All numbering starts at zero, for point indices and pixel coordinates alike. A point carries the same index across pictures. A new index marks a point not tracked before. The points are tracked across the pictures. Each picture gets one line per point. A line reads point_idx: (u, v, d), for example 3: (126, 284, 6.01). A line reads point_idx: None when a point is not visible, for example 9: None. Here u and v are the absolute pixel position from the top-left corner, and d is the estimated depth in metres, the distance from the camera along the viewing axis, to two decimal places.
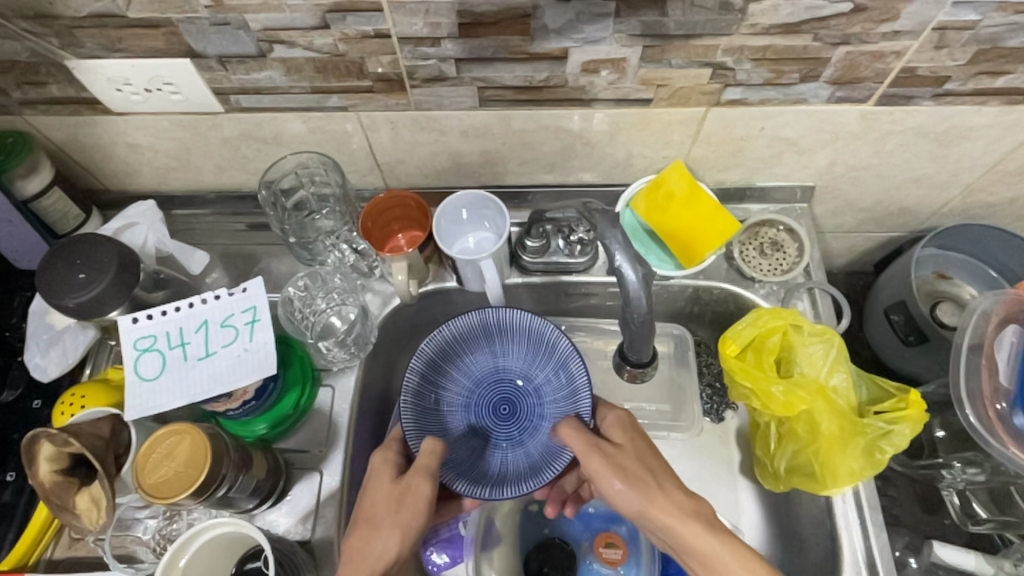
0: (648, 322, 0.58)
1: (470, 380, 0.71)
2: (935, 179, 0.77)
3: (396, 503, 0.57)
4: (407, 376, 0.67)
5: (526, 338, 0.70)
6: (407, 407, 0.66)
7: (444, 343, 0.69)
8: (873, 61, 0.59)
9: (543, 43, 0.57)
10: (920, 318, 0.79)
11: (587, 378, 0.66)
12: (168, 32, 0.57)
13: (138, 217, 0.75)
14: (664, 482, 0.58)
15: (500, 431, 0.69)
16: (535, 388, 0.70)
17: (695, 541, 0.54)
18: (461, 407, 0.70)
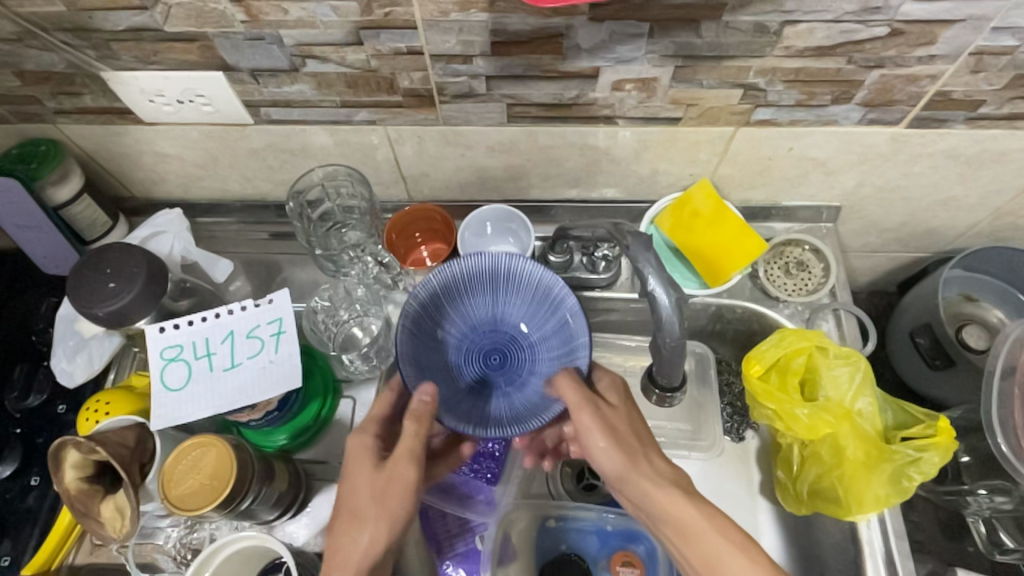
0: (680, 347, 0.58)
1: (466, 324, 0.66)
2: (963, 201, 0.76)
3: (380, 493, 0.53)
4: (409, 302, 0.62)
5: (534, 288, 0.64)
6: (404, 332, 0.61)
7: (452, 278, 0.63)
8: (907, 84, 0.59)
9: (575, 62, 0.57)
10: (947, 340, 0.79)
11: (590, 339, 0.61)
12: (203, 46, 0.58)
13: (165, 225, 0.76)
14: (647, 449, 0.58)
15: (489, 379, 0.65)
16: (531, 343, 0.65)
17: (676, 507, 0.54)
18: (454, 349, 0.65)
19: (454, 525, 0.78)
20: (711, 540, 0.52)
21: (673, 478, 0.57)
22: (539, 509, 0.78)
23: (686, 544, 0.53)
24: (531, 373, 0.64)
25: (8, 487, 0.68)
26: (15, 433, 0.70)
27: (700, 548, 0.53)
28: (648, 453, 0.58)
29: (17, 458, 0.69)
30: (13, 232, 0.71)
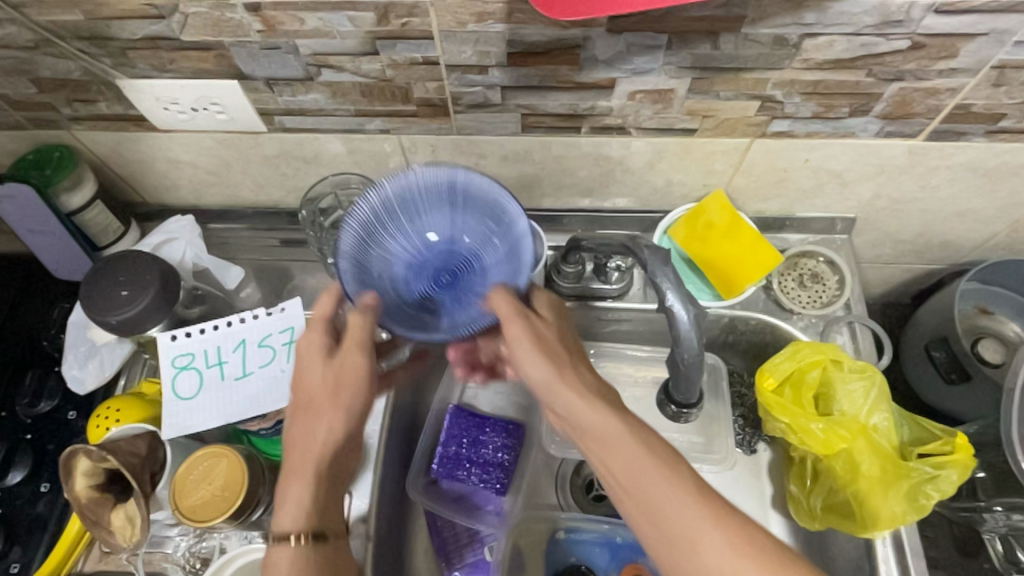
0: (699, 362, 0.57)
1: (420, 241, 0.59)
2: (980, 214, 0.75)
3: (336, 387, 0.53)
4: (358, 205, 0.56)
5: (490, 206, 0.57)
6: (348, 233, 0.55)
7: (408, 187, 0.57)
8: (927, 97, 0.58)
9: (591, 73, 0.57)
10: (962, 354, 0.79)
11: (532, 258, 0.54)
12: (219, 55, 0.58)
13: (177, 232, 0.76)
14: (580, 368, 0.54)
15: (432, 299, 0.58)
16: (482, 266, 0.58)
17: (617, 432, 0.50)
18: (403, 264, 0.58)
19: (463, 533, 0.77)
20: (653, 469, 0.48)
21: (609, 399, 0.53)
22: (552, 520, 0.76)
23: (623, 470, 0.49)
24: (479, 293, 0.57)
25: (18, 493, 0.68)
26: (25, 439, 0.70)
27: (636, 475, 0.48)
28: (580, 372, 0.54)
29: (28, 464, 0.69)
30: (26, 237, 0.71)
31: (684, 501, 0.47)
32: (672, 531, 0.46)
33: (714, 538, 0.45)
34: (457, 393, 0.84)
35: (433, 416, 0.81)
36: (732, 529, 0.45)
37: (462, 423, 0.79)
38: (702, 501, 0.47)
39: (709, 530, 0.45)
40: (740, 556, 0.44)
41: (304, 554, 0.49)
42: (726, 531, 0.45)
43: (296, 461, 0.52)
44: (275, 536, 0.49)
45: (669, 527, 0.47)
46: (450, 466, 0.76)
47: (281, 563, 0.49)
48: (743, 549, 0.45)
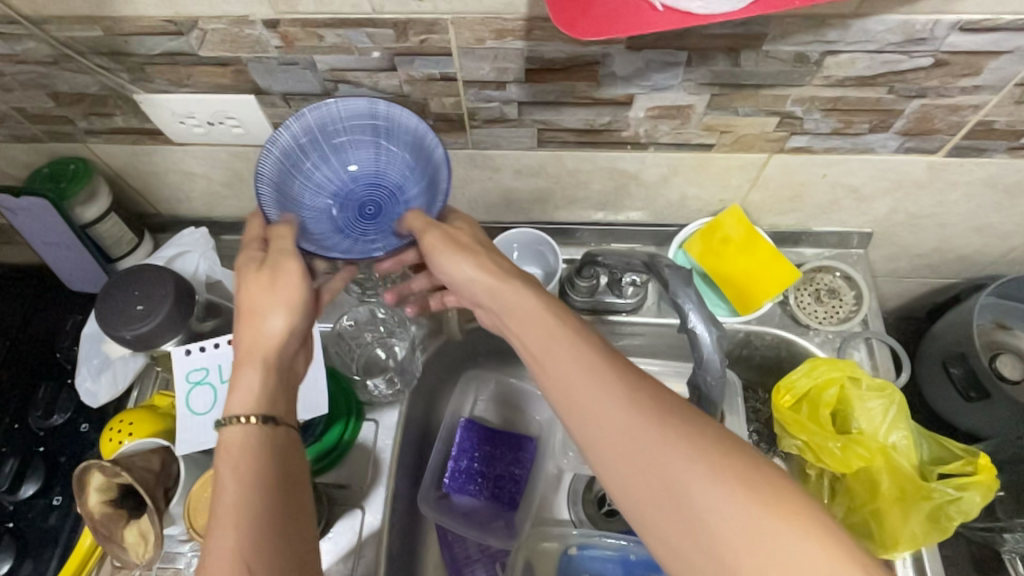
0: (721, 383, 0.56)
1: (344, 174, 0.58)
2: (998, 229, 0.75)
3: (276, 288, 0.51)
4: (279, 131, 0.54)
5: (414, 141, 0.56)
6: (270, 159, 0.54)
7: (330, 118, 0.56)
8: (948, 114, 0.57)
9: (610, 89, 0.57)
10: (981, 371, 0.77)
11: (449, 185, 0.54)
12: (237, 70, 0.58)
13: (191, 244, 0.76)
14: (506, 271, 0.54)
15: (353, 229, 0.57)
16: (405, 201, 0.57)
17: (547, 328, 0.50)
18: (327, 195, 0.57)
19: (473, 549, 0.76)
20: (585, 364, 0.47)
21: (539, 295, 0.52)
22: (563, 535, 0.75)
23: (553, 365, 0.49)
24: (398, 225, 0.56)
25: (30, 507, 0.68)
26: (37, 452, 0.70)
27: (563, 367, 0.48)
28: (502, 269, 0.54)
29: (41, 477, 0.69)
30: (40, 249, 0.72)
31: (614, 393, 0.45)
32: (599, 421, 0.45)
33: (641, 428, 0.44)
34: (470, 405, 0.84)
35: (444, 430, 0.80)
36: (665, 416, 0.44)
37: (477, 437, 0.79)
38: (631, 397, 0.45)
39: (638, 420, 0.44)
40: (668, 443, 0.43)
41: (261, 436, 0.47)
42: (655, 420, 0.44)
43: (245, 354, 0.50)
44: (224, 420, 0.47)
45: (596, 417, 0.45)
46: (462, 480, 0.76)
47: (235, 442, 0.46)
48: (671, 436, 0.43)
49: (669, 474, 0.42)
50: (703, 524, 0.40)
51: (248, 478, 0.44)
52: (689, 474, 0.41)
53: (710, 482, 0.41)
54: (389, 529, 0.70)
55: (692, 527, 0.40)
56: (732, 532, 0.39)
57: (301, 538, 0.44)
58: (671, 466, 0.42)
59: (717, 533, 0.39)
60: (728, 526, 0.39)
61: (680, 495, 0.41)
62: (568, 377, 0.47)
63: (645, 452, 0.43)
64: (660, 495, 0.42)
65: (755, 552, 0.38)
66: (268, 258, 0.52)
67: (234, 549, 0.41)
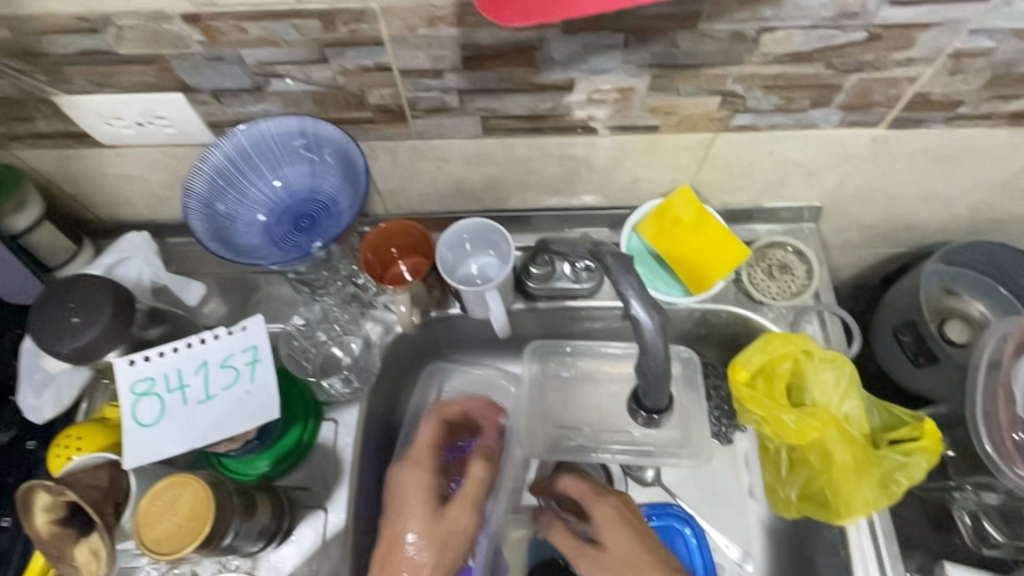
0: (665, 369, 0.56)
1: (282, 189, 0.63)
2: (943, 197, 0.76)
3: (443, 539, 0.67)
4: (209, 151, 0.59)
5: (342, 155, 0.61)
6: (201, 176, 0.59)
7: (260, 137, 0.60)
8: (886, 87, 0.58)
9: (549, 74, 0.56)
10: (931, 338, 0.80)
11: (365, 196, 0.58)
12: (160, 68, 0.55)
13: (132, 250, 0.73)
14: (626, 518, 0.64)
15: (288, 240, 0.62)
16: (335, 212, 0.62)
17: (619, 549, 0.61)
18: (264, 209, 0.63)
19: None
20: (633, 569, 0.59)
21: (617, 515, 0.64)
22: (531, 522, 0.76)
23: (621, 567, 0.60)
24: (328, 234, 0.61)
25: None
26: None
27: (620, 546, 0.62)
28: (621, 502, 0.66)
29: None
30: None
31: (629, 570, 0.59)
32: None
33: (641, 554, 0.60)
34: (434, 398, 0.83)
35: (409, 424, 0.80)
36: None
37: None
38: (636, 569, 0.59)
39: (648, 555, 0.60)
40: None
41: None
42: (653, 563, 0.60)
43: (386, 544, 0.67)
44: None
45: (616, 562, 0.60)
46: None
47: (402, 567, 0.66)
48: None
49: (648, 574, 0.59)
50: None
51: None
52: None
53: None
54: (354, 528, 0.69)
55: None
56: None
57: None
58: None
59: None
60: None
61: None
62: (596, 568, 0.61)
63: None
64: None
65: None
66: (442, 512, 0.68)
67: None
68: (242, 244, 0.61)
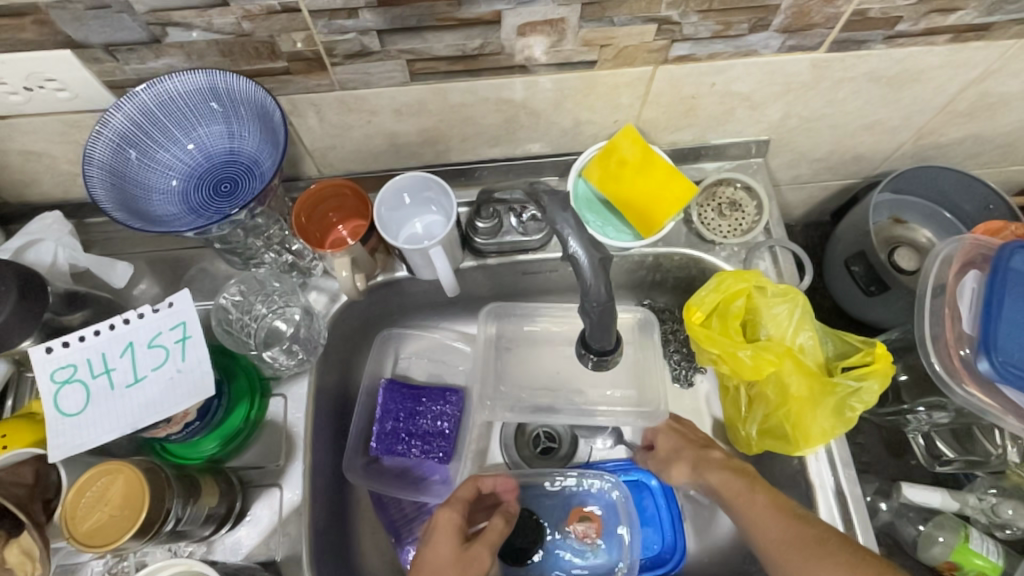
0: (610, 310, 0.53)
1: (199, 153, 0.59)
2: (887, 124, 0.75)
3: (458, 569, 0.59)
4: (109, 114, 0.54)
5: (259, 112, 0.56)
6: (102, 140, 0.54)
7: (165, 96, 0.55)
8: (823, 6, 0.56)
9: (472, 7, 0.52)
10: (880, 266, 0.80)
11: (284, 151, 0.54)
12: (38, 21, 0.49)
13: (42, 232, 0.67)
14: (679, 430, 0.73)
15: (208, 207, 0.58)
16: (258, 173, 0.58)
17: (665, 444, 0.73)
18: (181, 175, 0.58)
19: (410, 507, 0.76)
20: (689, 451, 0.71)
21: (673, 427, 0.73)
22: None
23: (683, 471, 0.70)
24: (249, 195, 0.56)
25: None
26: None
27: (665, 446, 0.73)
28: (682, 420, 0.74)
29: None
30: None
31: (784, 520, 0.57)
32: (788, 547, 0.56)
33: (805, 530, 0.56)
34: (390, 365, 0.81)
35: (366, 394, 0.78)
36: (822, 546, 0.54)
37: (396, 397, 0.76)
38: (737, 470, 0.65)
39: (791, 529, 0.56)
40: (760, 491, 0.61)
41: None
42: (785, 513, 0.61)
43: None
44: None
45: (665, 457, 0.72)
46: (389, 442, 0.75)
47: None
48: (760, 488, 0.62)
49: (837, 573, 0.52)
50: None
51: None
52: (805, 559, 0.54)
53: (788, 532, 0.56)
54: (312, 502, 0.67)
55: (750, 519, 0.60)
56: (777, 536, 0.57)
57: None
58: (738, 481, 0.63)
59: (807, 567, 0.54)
60: (775, 539, 0.57)
61: (738, 491, 0.62)
62: (676, 467, 0.71)
63: (742, 487, 0.63)
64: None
65: (801, 560, 0.54)
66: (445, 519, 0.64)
67: None
68: (157, 214, 0.57)
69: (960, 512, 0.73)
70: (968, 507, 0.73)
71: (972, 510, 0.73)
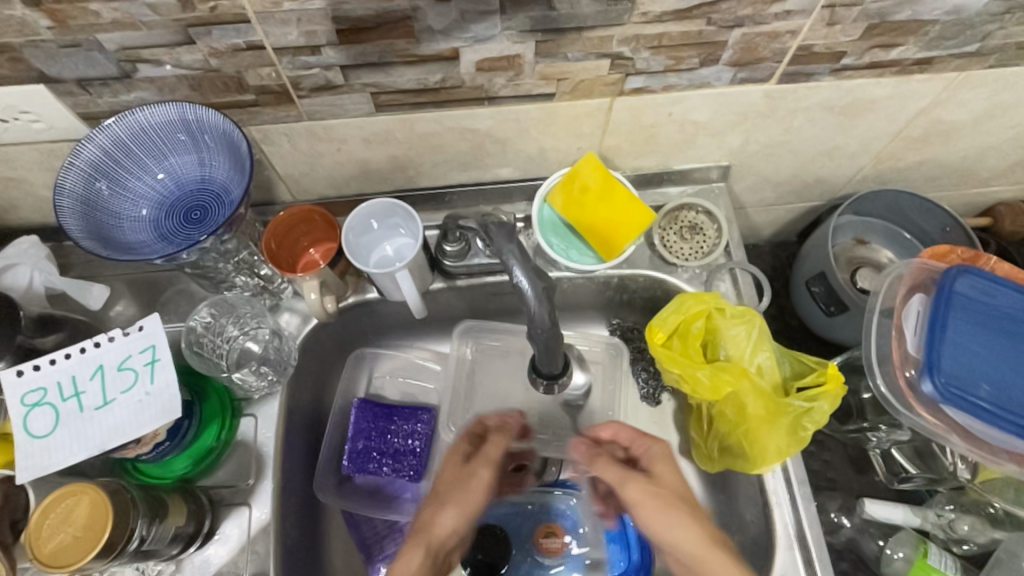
0: (554, 336, 0.55)
1: (170, 181, 0.61)
2: (844, 149, 0.78)
3: (461, 478, 0.64)
4: (81, 146, 0.56)
5: (227, 142, 0.58)
6: (74, 170, 0.56)
7: (136, 128, 0.57)
8: (770, 41, 0.58)
9: (431, 45, 0.54)
10: (840, 287, 0.82)
11: (249, 181, 0.56)
12: (12, 58, 0.51)
13: (19, 256, 0.69)
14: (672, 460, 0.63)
15: (178, 234, 0.60)
16: (227, 201, 0.60)
17: (673, 484, 0.60)
18: (153, 203, 0.60)
19: (382, 525, 0.77)
20: (689, 507, 0.57)
21: (667, 456, 0.63)
22: None
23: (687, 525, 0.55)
24: (217, 222, 0.58)
25: None
26: None
27: (665, 475, 0.61)
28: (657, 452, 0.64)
29: None
30: None
31: None
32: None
33: None
34: (364, 384, 0.83)
35: (337, 413, 0.80)
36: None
37: (368, 416, 0.78)
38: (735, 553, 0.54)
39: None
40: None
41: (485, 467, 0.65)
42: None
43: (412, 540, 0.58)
44: None
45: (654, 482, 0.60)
46: (360, 460, 0.76)
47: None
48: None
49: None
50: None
51: (455, 509, 0.61)
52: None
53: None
54: (281, 521, 0.68)
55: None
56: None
57: (461, 504, 0.61)
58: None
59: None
60: None
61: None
62: (683, 521, 0.56)
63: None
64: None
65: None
66: (470, 456, 0.67)
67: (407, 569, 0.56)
68: (129, 242, 0.59)
69: (919, 527, 0.74)
70: (927, 523, 0.74)
71: (931, 525, 0.74)
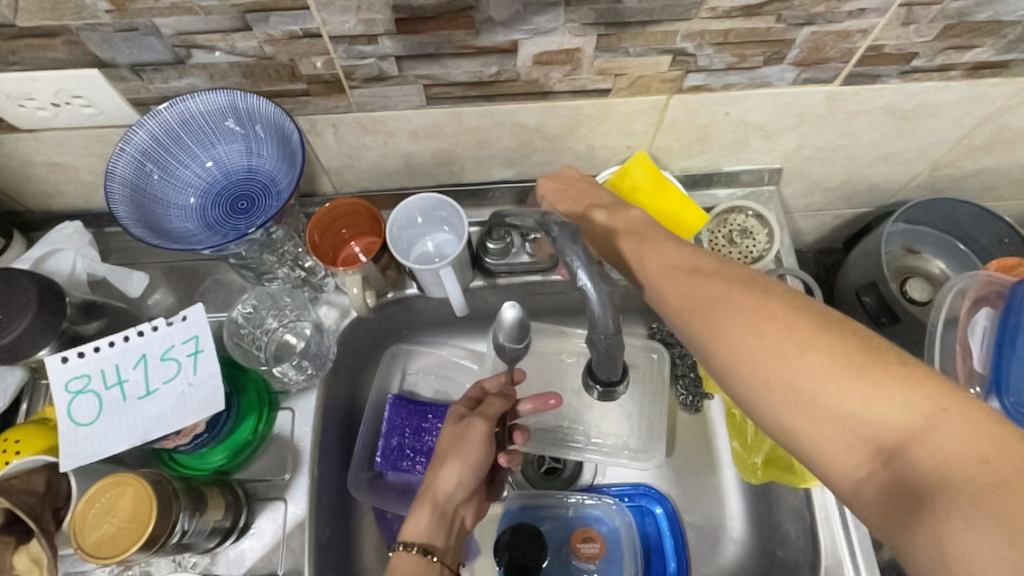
0: (617, 342, 0.50)
1: (217, 169, 0.60)
2: (902, 155, 0.75)
3: (460, 436, 0.63)
4: (132, 131, 0.55)
5: (278, 132, 0.57)
6: (124, 156, 0.56)
7: (186, 114, 0.56)
8: (839, 41, 0.56)
9: (489, 37, 0.53)
10: (892, 298, 0.79)
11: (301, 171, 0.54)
12: (68, 41, 0.51)
13: (62, 242, 0.69)
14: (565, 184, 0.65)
15: (224, 224, 0.59)
16: (275, 191, 0.59)
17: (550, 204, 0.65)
18: (200, 192, 0.60)
19: None
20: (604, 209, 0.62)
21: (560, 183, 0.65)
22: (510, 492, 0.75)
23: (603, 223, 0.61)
24: (266, 214, 0.57)
25: None
26: None
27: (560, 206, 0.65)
28: (597, 225, 0.60)
29: None
30: None
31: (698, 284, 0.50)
32: (921, 435, 0.38)
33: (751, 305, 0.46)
34: (397, 381, 0.82)
35: (371, 408, 0.79)
36: (906, 490, 0.38)
37: (402, 413, 0.76)
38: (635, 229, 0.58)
39: (946, 392, 0.39)
40: (744, 287, 0.47)
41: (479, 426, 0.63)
42: (915, 520, 0.37)
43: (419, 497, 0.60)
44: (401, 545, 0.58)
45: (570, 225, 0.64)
46: (393, 458, 0.74)
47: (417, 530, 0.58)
48: (680, 295, 0.51)
49: (874, 403, 0.40)
50: (711, 332, 0.47)
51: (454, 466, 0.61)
52: (851, 383, 0.41)
53: (713, 286, 0.49)
54: (316, 518, 0.67)
55: (658, 277, 0.53)
56: (952, 446, 0.37)
57: (451, 458, 0.61)
58: (710, 285, 0.49)
59: (821, 394, 0.41)
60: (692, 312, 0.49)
61: (712, 297, 0.48)
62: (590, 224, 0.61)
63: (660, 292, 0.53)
64: (813, 417, 0.42)
65: (808, 418, 0.42)
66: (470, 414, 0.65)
67: (418, 523, 0.59)
68: (176, 231, 0.58)
69: None
70: None
71: None
